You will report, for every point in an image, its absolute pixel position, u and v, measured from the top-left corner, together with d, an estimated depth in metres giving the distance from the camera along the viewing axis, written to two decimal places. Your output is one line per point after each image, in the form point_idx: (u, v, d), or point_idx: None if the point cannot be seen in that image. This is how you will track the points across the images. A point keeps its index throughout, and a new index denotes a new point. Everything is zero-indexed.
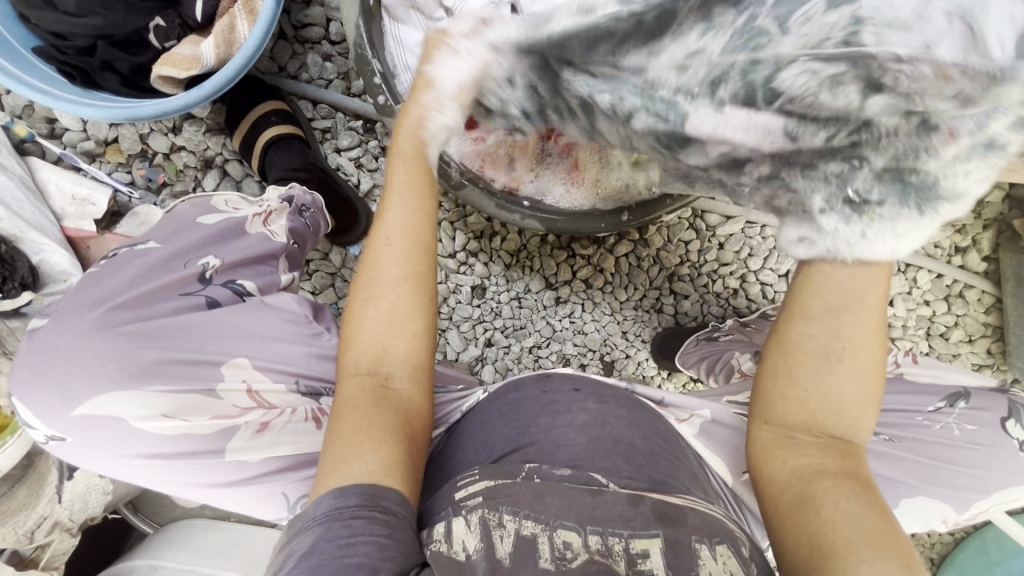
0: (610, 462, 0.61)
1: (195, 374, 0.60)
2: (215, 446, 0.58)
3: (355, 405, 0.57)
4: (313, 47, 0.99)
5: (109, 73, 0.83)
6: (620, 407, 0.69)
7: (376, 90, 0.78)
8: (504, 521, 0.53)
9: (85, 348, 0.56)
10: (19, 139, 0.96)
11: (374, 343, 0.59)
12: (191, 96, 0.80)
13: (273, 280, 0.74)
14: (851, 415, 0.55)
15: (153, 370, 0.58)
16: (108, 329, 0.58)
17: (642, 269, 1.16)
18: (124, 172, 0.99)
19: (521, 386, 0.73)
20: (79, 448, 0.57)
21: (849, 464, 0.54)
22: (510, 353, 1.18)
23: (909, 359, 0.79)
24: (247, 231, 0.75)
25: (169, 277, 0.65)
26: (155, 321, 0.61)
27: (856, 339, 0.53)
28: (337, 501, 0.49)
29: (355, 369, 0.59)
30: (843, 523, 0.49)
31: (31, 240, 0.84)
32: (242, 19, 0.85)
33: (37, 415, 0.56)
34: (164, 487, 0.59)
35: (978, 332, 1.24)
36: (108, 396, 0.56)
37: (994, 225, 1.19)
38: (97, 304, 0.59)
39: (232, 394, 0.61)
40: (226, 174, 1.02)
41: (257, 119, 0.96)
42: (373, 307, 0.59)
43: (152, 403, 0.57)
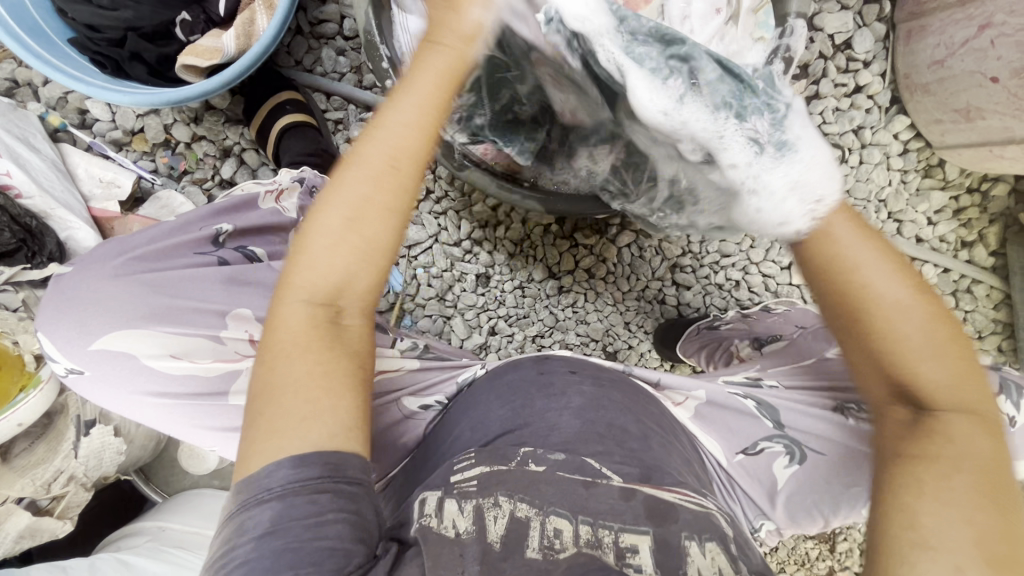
0: (603, 446, 0.63)
1: (195, 321, 0.62)
2: (218, 391, 0.62)
3: (306, 346, 0.53)
4: (328, 43, 1.04)
5: (137, 64, 0.89)
6: (615, 391, 0.71)
7: (384, 74, 0.81)
8: (499, 502, 0.55)
9: (104, 291, 0.61)
10: (54, 128, 1.02)
11: (326, 280, 0.54)
12: (211, 84, 0.85)
13: (283, 250, 0.79)
14: (932, 373, 0.50)
15: (159, 313, 0.61)
16: (126, 276, 0.62)
17: (645, 260, 1.18)
18: (148, 161, 1.06)
19: (518, 365, 0.75)
20: (95, 381, 0.61)
21: (957, 449, 0.48)
22: (514, 341, 1.20)
23: None
24: (258, 206, 0.79)
25: (188, 235, 0.69)
26: (167, 273, 0.64)
27: (887, 286, 0.51)
28: (297, 471, 0.48)
29: (304, 296, 0.54)
30: (926, 526, 0.45)
31: (59, 218, 0.89)
32: (261, 14, 0.91)
33: (58, 349, 0.60)
34: (167, 425, 0.63)
35: (987, 328, 1.26)
36: (121, 334, 0.59)
37: (999, 220, 1.20)
38: (119, 252, 0.64)
39: (234, 341, 0.64)
40: (243, 163, 1.07)
41: (273, 108, 1.00)
42: (344, 227, 0.53)
43: (164, 343, 0.60)
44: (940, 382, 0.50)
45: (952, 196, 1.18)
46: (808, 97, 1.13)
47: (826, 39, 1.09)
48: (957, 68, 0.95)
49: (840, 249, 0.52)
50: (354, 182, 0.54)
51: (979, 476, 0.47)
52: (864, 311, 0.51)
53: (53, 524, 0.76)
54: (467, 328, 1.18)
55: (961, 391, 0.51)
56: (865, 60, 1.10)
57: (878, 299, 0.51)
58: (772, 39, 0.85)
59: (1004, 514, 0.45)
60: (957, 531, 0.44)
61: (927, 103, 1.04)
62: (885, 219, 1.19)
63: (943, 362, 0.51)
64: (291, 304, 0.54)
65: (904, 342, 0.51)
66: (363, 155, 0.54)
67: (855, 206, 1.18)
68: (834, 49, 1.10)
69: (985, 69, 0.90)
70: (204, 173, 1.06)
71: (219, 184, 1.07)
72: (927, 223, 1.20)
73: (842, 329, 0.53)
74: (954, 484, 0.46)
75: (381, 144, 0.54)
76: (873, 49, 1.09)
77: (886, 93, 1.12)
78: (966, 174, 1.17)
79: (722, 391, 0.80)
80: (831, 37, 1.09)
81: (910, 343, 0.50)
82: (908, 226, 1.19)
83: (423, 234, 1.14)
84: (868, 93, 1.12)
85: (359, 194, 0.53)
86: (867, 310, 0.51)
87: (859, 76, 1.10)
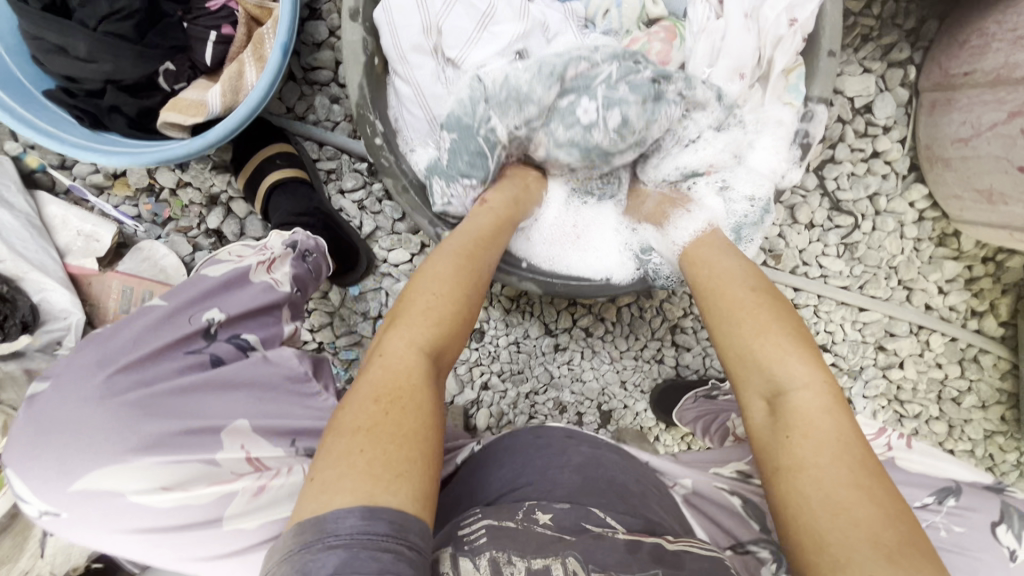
0: (605, 498, 0.64)
1: (194, 443, 0.58)
2: (214, 517, 0.56)
3: (413, 386, 0.54)
4: (321, 89, 0.99)
5: (117, 116, 0.84)
6: (612, 453, 0.73)
7: (377, 150, 0.76)
8: (514, 559, 0.51)
9: (88, 420, 0.55)
10: (31, 169, 0.98)
11: (429, 322, 0.59)
12: (195, 146, 0.82)
13: (276, 331, 0.74)
14: (802, 381, 0.58)
15: (153, 441, 0.56)
16: (111, 398, 0.57)
17: (644, 320, 1.15)
18: (130, 205, 1.01)
19: (516, 432, 0.76)
20: (75, 523, 0.55)
21: (845, 448, 0.53)
22: (506, 398, 1.17)
23: (903, 443, 0.79)
24: (251, 279, 0.75)
25: (175, 335, 0.64)
26: (158, 389, 0.60)
27: (742, 302, 0.66)
28: (366, 523, 0.44)
29: (416, 343, 0.58)
30: (808, 502, 0.51)
31: (32, 280, 0.84)
32: (251, 66, 0.85)
33: (33, 489, 0.54)
34: (159, 561, 0.57)
35: (991, 398, 1.23)
36: (107, 470, 0.54)
37: (1013, 290, 1.17)
38: (102, 366, 0.59)
39: (230, 460, 0.59)
40: (230, 211, 1.03)
41: (263, 162, 0.95)
42: (459, 292, 0.63)
43: (153, 476, 0.55)
44: (800, 375, 0.58)
45: (965, 265, 1.14)
46: (823, 160, 1.08)
47: (846, 103, 1.04)
48: (982, 149, 0.90)
49: (713, 285, 0.70)
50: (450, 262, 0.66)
51: (864, 469, 0.52)
52: (726, 333, 0.65)
53: None
54: (459, 383, 1.15)
55: (823, 385, 0.57)
56: (885, 125, 1.05)
57: (743, 315, 0.65)
58: (800, 107, 0.81)
59: (882, 488, 0.51)
60: (841, 497, 0.50)
61: (947, 178, 1.00)
62: (895, 286, 1.15)
63: (810, 371, 0.59)
64: (400, 347, 0.57)
65: (755, 351, 0.62)
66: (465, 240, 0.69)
67: (865, 273, 1.14)
68: (853, 113, 1.05)
69: (1012, 156, 0.85)
70: (189, 221, 1.01)
71: (204, 233, 1.02)
72: (938, 292, 1.16)
73: (723, 348, 0.65)
74: (819, 463, 0.53)
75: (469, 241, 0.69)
76: (894, 114, 1.04)
77: (905, 160, 1.07)
78: (980, 245, 1.13)
79: (708, 483, 0.78)
80: (851, 99, 1.04)
81: (770, 351, 0.61)
82: (918, 294, 1.15)
83: None
84: (886, 159, 1.07)
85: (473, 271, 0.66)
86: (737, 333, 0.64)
87: (878, 142, 1.05)
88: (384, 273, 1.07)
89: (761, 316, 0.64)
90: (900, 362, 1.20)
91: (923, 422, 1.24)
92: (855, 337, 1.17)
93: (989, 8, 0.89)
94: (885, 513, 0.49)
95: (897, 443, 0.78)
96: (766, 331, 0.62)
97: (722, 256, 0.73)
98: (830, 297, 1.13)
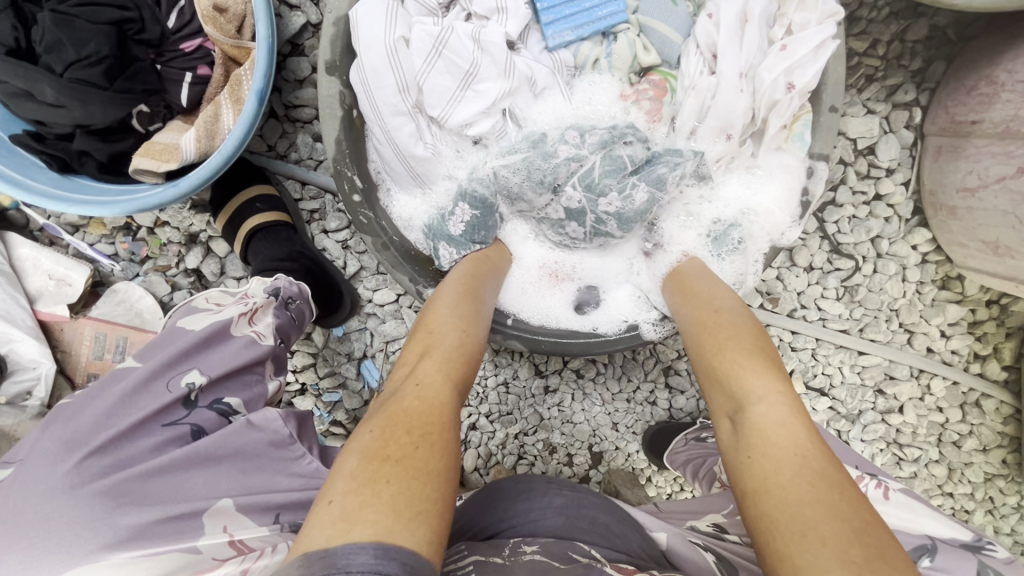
0: (589, 538, 0.64)
1: (174, 532, 0.54)
2: None
3: (440, 418, 0.53)
4: (304, 127, 0.95)
5: (88, 159, 0.81)
6: (593, 495, 0.73)
7: (357, 206, 0.73)
8: None
9: (55, 513, 0.50)
10: (3, 207, 0.95)
11: (453, 359, 0.61)
12: (168, 194, 0.79)
13: (259, 391, 0.71)
14: (760, 392, 0.57)
15: (132, 536, 0.51)
16: (82, 488, 0.52)
17: (637, 363, 1.12)
18: (107, 244, 0.98)
19: (498, 481, 0.75)
20: None
21: (806, 459, 0.51)
22: (495, 438, 1.14)
23: (881, 494, 0.80)
24: (232, 334, 0.72)
25: (152, 406, 0.60)
26: (135, 470, 0.55)
27: (704, 322, 0.68)
28: (380, 562, 0.40)
29: (449, 377, 0.58)
30: (786, 514, 0.48)
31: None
32: (227, 108, 0.82)
33: None
34: None
35: (992, 443, 1.20)
36: (77, 573, 0.49)
37: (1017, 334, 1.13)
38: (72, 449, 0.54)
39: (211, 546, 0.54)
40: (210, 250, 0.99)
41: (243, 205, 0.92)
42: (474, 332, 0.66)
43: (128, 573, 0.50)
44: (771, 390, 0.57)
45: (968, 310, 1.11)
46: (823, 203, 1.04)
47: (847, 145, 1.00)
48: (989, 203, 0.86)
49: (692, 309, 0.71)
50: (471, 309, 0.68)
51: (824, 478, 0.49)
52: (698, 355, 0.66)
53: None
54: None
55: (787, 400, 0.56)
56: (889, 168, 1.01)
57: (716, 336, 0.65)
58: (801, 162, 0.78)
59: (850, 501, 0.47)
60: (814, 510, 0.47)
61: (952, 226, 0.96)
62: (896, 329, 1.12)
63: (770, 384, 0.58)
64: (435, 378, 0.57)
65: (730, 370, 0.61)
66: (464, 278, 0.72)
67: (866, 315, 1.10)
68: (856, 154, 1.01)
69: (1020, 214, 0.82)
70: (167, 260, 0.99)
71: (183, 272, 0.99)
72: (939, 336, 1.13)
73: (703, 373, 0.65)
74: (783, 478, 0.50)
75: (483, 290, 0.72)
76: (898, 156, 1.01)
77: (908, 204, 1.03)
78: (985, 290, 1.09)
79: (682, 537, 0.73)
80: (854, 141, 1.00)
81: (740, 370, 0.60)
82: (920, 338, 1.12)
83: (401, 328, 1.04)
84: (889, 202, 1.03)
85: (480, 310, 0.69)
86: (704, 352, 0.66)
87: (880, 184, 1.02)
88: (369, 313, 1.04)
89: (731, 337, 0.64)
90: (899, 406, 1.17)
91: (921, 466, 1.21)
92: (853, 381, 1.14)
93: (997, 55, 0.85)
94: (859, 527, 0.45)
95: (875, 493, 0.80)
96: (734, 351, 0.63)
97: (689, 286, 0.75)
98: (828, 341, 1.10)
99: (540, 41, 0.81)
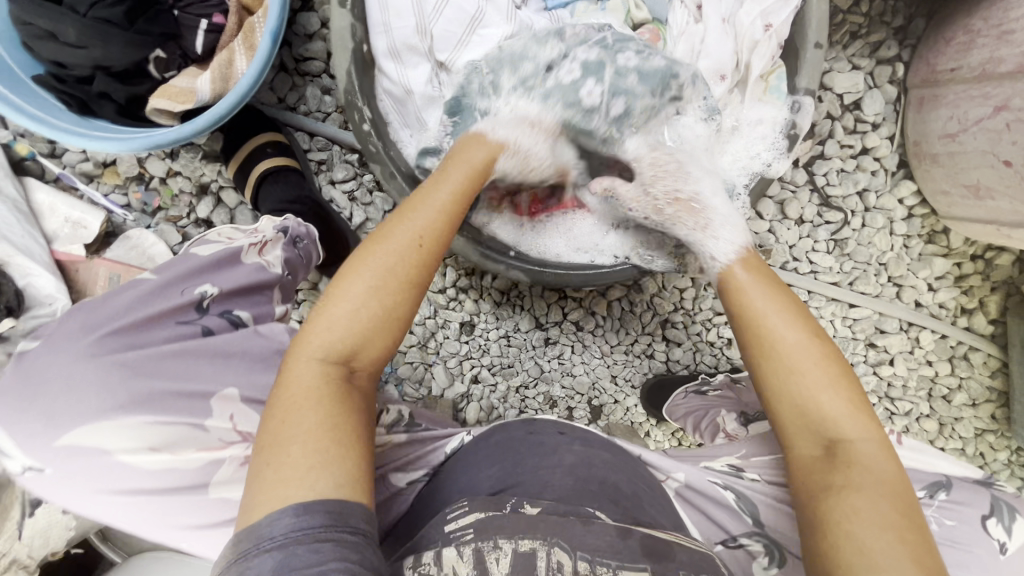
0: (596, 499, 0.64)
1: (185, 407, 0.57)
2: (199, 483, 0.56)
3: (307, 405, 0.51)
4: (313, 81, 0.99)
5: (107, 102, 0.84)
6: (604, 451, 0.73)
7: (365, 137, 0.76)
8: (500, 543, 0.53)
9: (78, 376, 0.54)
10: (20, 157, 0.98)
11: (334, 332, 0.54)
12: (184, 132, 0.81)
13: (268, 310, 0.74)
14: (840, 408, 0.55)
15: (144, 400, 0.55)
16: (102, 357, 0.56)
17: (635, 315, 1.15)
18: (120, 194, 1.01)
19: (505, 428, 0.76)
20: (58, 482, 0.53)
21: (875, 473, 0.53)
22: (497, 391, 1.16)
23: (894, 439, 0.75)
24: (242, 260, 0.75)
25: (165, 304, 0.64)
26: (152, 350, 0.59)
27: (788, 324, 0.59)
28: (298, 520, 0.46)
29: (321, 352, 0.54)
30: (853, 546, 0.50)
31: (17, 266, 0.84)
32: (241, 54, 0.86)
33: (15, 444, 0.52)
34: (134, 527, 0.56)
35: (981, 396, 1.23)
36: (95, 426, 0.53)
37: (1002, 288, 1.17)
38: (94, 328, 0.58)
39: (218, 428, 0.58)
40: (220, 201, 1.03)
41: (253, 151, 0.95)
42: (365, 289, 0.55)
43: (142, 435, 0.54)
44: (854, 419, 0.55)
45: (954, 263, 1.15)
46: (812, 156, 1.08)
47: (834, 99, 1.04)
48: (969, 144, 0.90)
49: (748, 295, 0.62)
50: (383, 252, 0.57)
51: (890, 490, 0.52)
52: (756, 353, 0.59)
53: None
54: (449, 376, 1.15)
55: (864, 425, 0.56)
56: (874, 122, 1.06)
57: (781, 334, 0.58)
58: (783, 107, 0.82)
59: (904, 501, 0.53)
60: (881, 546, 0.49)
61: (935, 174, 1.00)
62: (885, 283, 1.16)
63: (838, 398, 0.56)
64: (305, 361, 0.53)
65: (802, 381, 0.57)
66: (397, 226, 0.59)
67: (855, 269, 1.14)
68: (842, 109, 1.05)
69: (998, 151, 0.86)
70: (179, 211, 1.02)
71: (194, 222, 1.03)
72: (927, 289, 1.17)
73: (754, 368, 0.59)
74: (853, 484, 0.53)
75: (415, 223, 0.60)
76: (883, 111, 1.05)
77: (893, 157, 1.07)
78: (969, 243, 1.13)
79: (701, 477, 0.78)
80: (840, 96, 1.04)
81: (815, 384, 0.56)
82: (908, 290, 1.16)
83: None
84: (875, 156, 1.08)
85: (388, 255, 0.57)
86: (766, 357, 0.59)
87: (866, 138, 1.06)
88: None
89: (802, 340, 0.57)
90: (890, 359, 1.20)
91: (913, 420, 1.23)
92: (845, 334, 1.17)
93: (973, 6, 0.90)
94: (922, 555, 0.50)
95: (890, 439, 0.74)
96: (808, 360, 0.57)
97: (757, 273, 0.64)
98: (820, 292, 1.14)
99: (539, 2, 0.87)
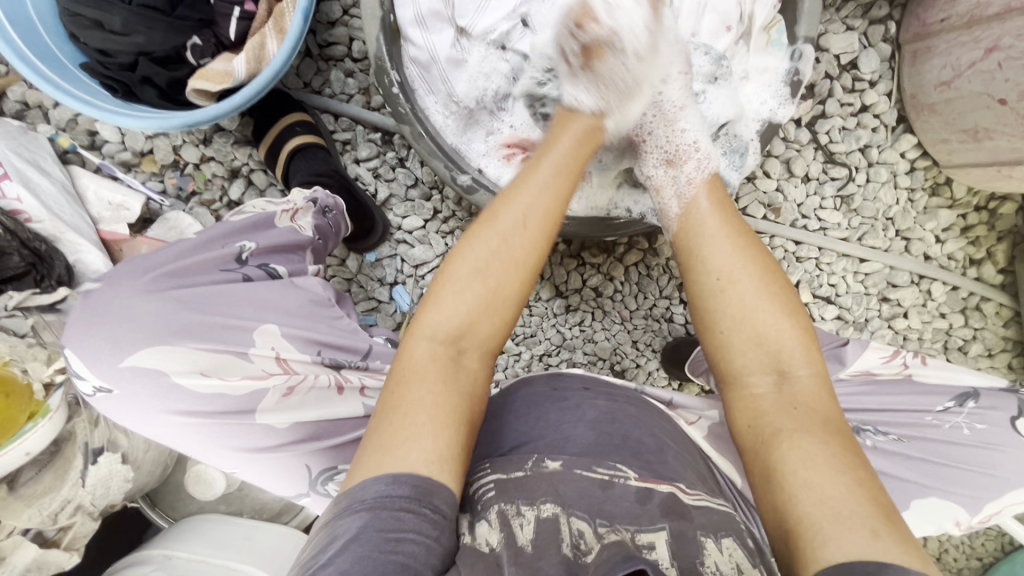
0: (620, 456, 0.58)
1: (230, 338, 0.62)
2: (246, 409, 0.60)
3: (419, 375, 0.55)
4: (336, 64, 1.05)
5: (148, 87, 0.90)
6: (630, 406, 0.67)
7: (394, 99, 0.82)
8: (523, 509, 0.50)
9: (137, 306, 0.60)
10: (63, 150, 1.02)
11: (453, 316, 0.58)
12: (222, 109, 0.85)
13: (302, 268, 0.77)
14: (776, 341, 0.60)
15: (193, 329, 0.61)
16: (159, 292, 0.61)
17: (652, 279, 1.18)
18: (156, 181, 1.05)
19: (530, 383, 0.71)
20: (125, 400, 0.59)
21: (814, 417, 0.55)
22: (521, 360, 1.19)
23: (918, 360, 0.75)
24: (275, 225, 0.77)
25: (210, 253, 0.68)
26: (199, 289, 0.64)
27: (730, 258, 0.64)
28: (391, 488, 0.47)
29: (432, 332, 0.57)
30: (808, 492, 0.49)
31: (69, 241, 0.91)
32: (272, 38, 0.90)
33: (87, 365, 0.58)
34: (194, 448, 0.61)
35: (997, 346, 1.24)
36: (155, 350, 0.58)
37: (1008, 237, 1.20)
38: (149, 269, 0.63)
39: (261, 359, 0.63)
40: (251, 183, 1.07)
41: (282, 129, 1.00)
42: (475, 271, 0.59)
43: (194, 360, 0.60)
44: (801, 355, 0.59)
45: (959, 214, 1.18)
46: (814, 116, 1.13)
47: (831, 60, 1.09)
48: (964, 89, 0.95)
49: (696, 225, 0.69)
50: (491, 235, 0.61)
51: (832, 434, 0.53)
52: (699, 281, 0.65)
53: (61, 554, 0.75)
54: None
55: (809, 365, 0.58)
56: (871, 80, 1.11)
57: (725, 270, 0.63)
58: (784, 58, 0.87)
59: (848, 453, 0.52)
60: (834, 486, 0.49)
61: (934, 123, 1.05)
62: (892, 237, 1.19)
63: (787, 327, 0.60)
64: (419, 339, 0.57)
65: (747, 319, 0.61)
66: (503, 217, 0.62)
67: (862, 224, 1.17)
68: (840, 69, 1.11)
69: (993, 91, 0.91)
70: (212, 194, 1.06)
71: (227, 205, 1.07)
72: (935, 241, 1.20)
73: (692, 305, 0.65)
74: (790, 430, 0.54)
75: (523, 200, 0.64)
76: (878, 69, 1.10)
77: (892, 113, 1.12)
78: (973, 193, 1.17)
79: None
80: (837, 57, 1.10)
81: (767, 321, 0.60)
82: (916, 243, 1.19)
83: (430, 253, 1.09)
84: (874, 113, 1.12)
85: (500, 229, 0.61)
86: (715, 286, 0.63)
87: (865, 96, 1.11)
88: (400, 240, 1.10)
89: (739, 260, 0.63)
90: (904, 312, 1.22)
91: None
92: (857, 289, 1.20)
93: None
94: (879, 498, 0.49)
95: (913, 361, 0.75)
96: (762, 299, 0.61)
97: (724, 214, 0.69)
98: (830, 248, 1.17)
99: None
